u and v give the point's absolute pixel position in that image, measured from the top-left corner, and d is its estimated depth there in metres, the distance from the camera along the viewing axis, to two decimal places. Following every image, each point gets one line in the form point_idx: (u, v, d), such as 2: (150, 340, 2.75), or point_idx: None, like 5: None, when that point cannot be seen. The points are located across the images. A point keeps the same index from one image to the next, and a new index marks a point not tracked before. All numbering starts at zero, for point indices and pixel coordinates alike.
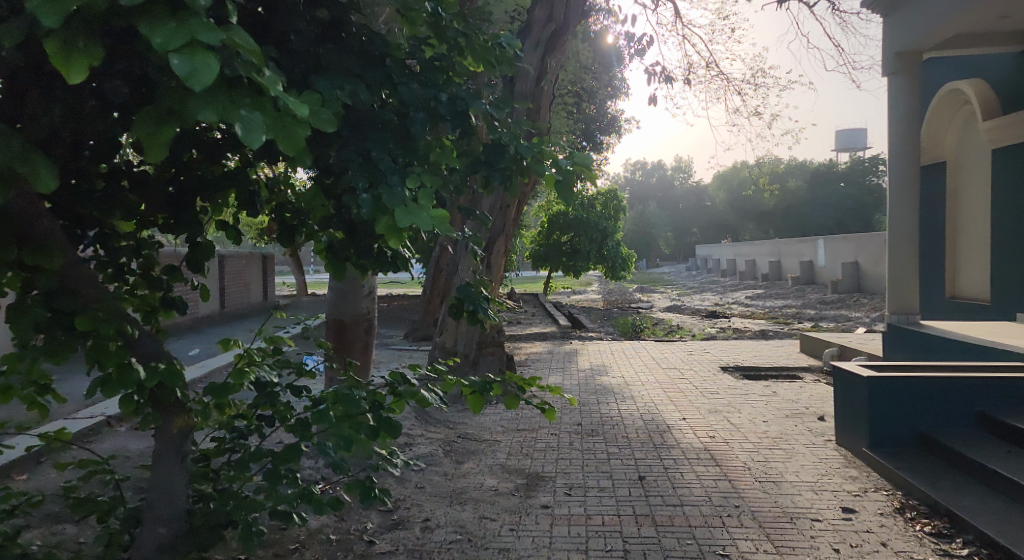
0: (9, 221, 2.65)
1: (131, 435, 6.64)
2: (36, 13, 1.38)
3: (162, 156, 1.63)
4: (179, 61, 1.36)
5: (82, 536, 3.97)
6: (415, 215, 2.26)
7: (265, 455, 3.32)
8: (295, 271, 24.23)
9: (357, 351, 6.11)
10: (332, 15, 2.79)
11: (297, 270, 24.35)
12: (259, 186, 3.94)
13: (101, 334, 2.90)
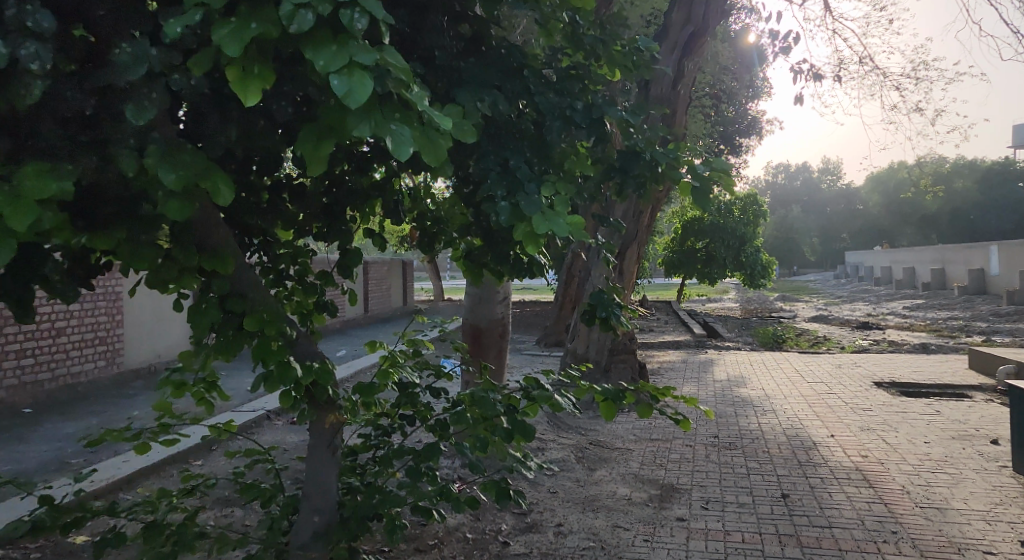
0: (189, 231, 2.90)
1: (288, 428, 7.14)
2: (220, 43, 1.46)
3: (322, 171, 1.73)
4: (339, 81, 1.44)
5: (248, 519, 4.31)
6: (552, 221, 2.27)
7: (406, 453, 3.47)
8: (432, 277, 25.14)
9: (491, 355, 6.25)
10: (473, 29, 2.85)
11: (434, 276, 25.23)
12: (403, 196, 4.12)
13: (265, 333, 3.16)
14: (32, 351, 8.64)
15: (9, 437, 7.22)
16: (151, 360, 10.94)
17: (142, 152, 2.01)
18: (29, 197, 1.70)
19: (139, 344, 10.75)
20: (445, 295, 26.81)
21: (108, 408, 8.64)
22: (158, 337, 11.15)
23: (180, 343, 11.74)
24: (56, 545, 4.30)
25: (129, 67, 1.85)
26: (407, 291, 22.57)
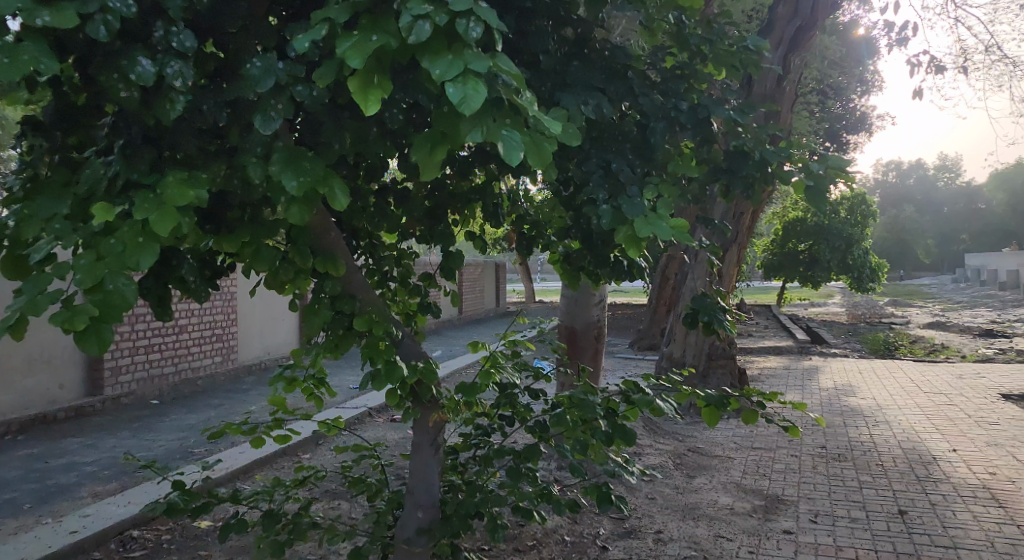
0: (304, 234, 3.04)
1: (389, 425, 7.35)
2: (344, 56, 1.51)
3: (434, 176, 1.78)
4: (454, 89, 1.47)
5: (354, 512, 4.47)
6: (655, 225, 2.23)
7: (507, 453, 3.50)
8: (525, 279, 25.31)
9: (587, 358, 6.23)
10: (576, 32, 2.84)
11: (528, 278, 25.40)
12: (502, 199, 4.17)
13: (373, 334, 3.27)
14: (159, 347, 9.29)
15: (139, 426, 7.79)
16: (261, 356, 11.53)
17: (268, 160, 2.12)
18: (172, 204, 1.84)
19: (251, 340, 11.37)
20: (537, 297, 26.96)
21: (225, 401, 9.17)
22: (269, 335, 11.76)
23: (288, 341, 12.31)
24: (184, 528, 4.61)
25: (260, 79, 1.93)
26: (500, 293, 22.83)
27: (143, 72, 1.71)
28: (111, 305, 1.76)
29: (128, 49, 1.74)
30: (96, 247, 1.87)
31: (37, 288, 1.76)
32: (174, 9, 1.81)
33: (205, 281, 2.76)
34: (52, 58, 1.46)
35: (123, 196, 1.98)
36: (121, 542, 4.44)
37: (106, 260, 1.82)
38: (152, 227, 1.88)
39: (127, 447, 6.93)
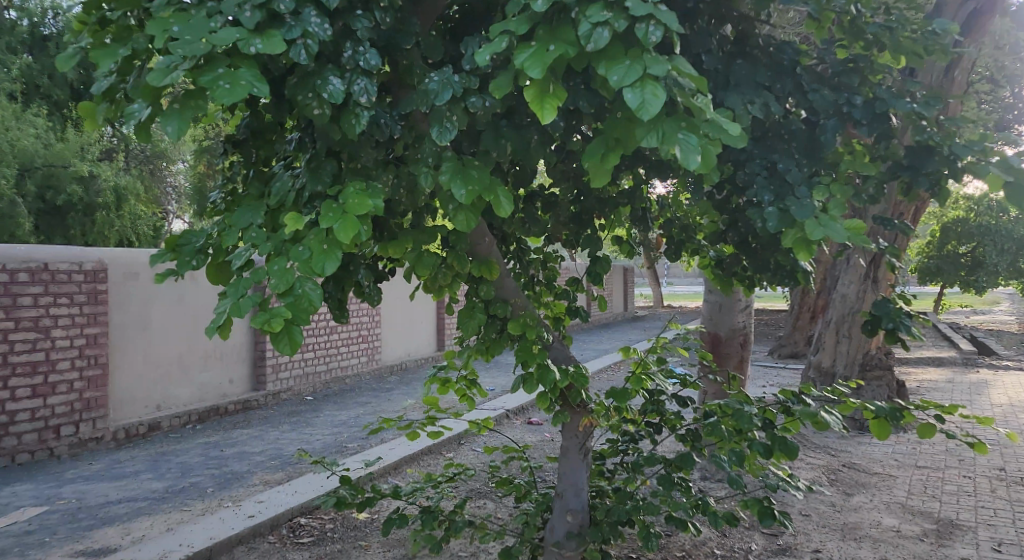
0: (462, 239, 3.14)
1: (527, 427, 7.45)
2: (523, 67, 1.53)
3: (603, 182, 1.79)
4: (632, 95, 1.47)
5: (500, 511, 4.56)
6: (828, 227, 2.12)
7: (658, 461, 3.43)
8: (653, 284, 24.83)
9: (732, 365, 6.01)
10: (740, 29, 2.75)
11: (655, 282, 24.90)
12: (651, 203, 4.11)
13: (526, 337, 3.33)
14: (312, 346, 9.92)
15: (298, 421, 8.33)
16: (402, 357, 12.05)
17: (439, 169, 2.21)
18: (354, 213, 2.00)
19: (393, 341, 11.89)
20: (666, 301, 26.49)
21: (373, 399, 9.64)
22: (410, 336, 12.27)
23: (427, 343, 12.79)
24: (344, 519, 4.89)
25: (436, 93, 2.01)
26: (627, 296, 22.55)
27: (334, 89, 1.82)
28: (298, 307, 1.95)
29: (322, 68, 1.87)
30: (288, 254, 2.08)
31: (239, 292, 2.02)
32: (362, 30, 1.93)
33: (378, 285, 2.89)
34: (261, 80, 1.59)
35: (309, 206, 2.18)
36: (291, 528, 4.77)
37: (295, 266, 2.02)
38: (335, 234, 2.05)
39: (289, 439, 7.44)
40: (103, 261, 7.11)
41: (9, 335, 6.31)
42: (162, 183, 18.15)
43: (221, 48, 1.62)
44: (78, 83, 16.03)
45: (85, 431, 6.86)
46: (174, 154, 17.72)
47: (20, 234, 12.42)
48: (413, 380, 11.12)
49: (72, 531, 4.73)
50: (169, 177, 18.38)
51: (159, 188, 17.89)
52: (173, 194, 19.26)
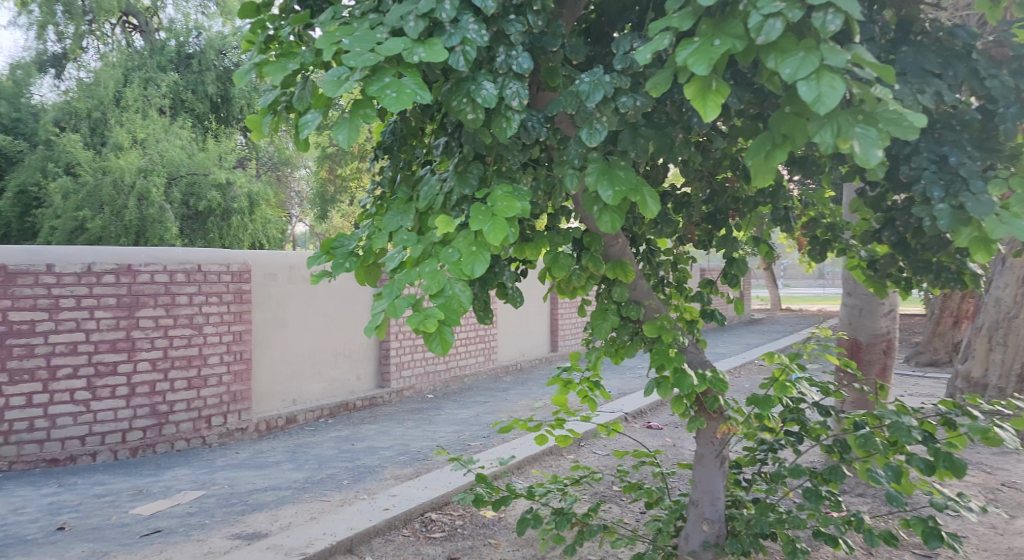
0: (595, 240, 3.10)
1: (646, 431, 7.32)
2: (687, 64, 1.48)
3: (768, 180, 1.80)
4: (807, 88, 1.43)
5: (628, 516, 4.49)
6: (1014, 224, 1.94)
7: (804, 473, 3.27)
8: (772, 285, 23.84)
9: (874, 374, 5.63)
10: (903, 14, 2.56)
11: (775, 284, 23.89)
12: (793, 202, 3.90)
13: (661, 340, 3.23)
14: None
15: (423, 418, 8.58)
16: (517, 358, 12.19)
17: (584, 170, 2.22)
18: (503, 217, 2.11)
19: (509, 342, 12.03)
20: (783, 304, 25.41)
21: (491, 398, 9.80)
22: (523, 337, 12.39)
23: (540, 344, 12.88)
24: (472, 517, 4.99)
25: (587, 94, 2.00)
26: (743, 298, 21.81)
27: (488, 94, 1.87)
28: (449, 308, 2.08)
29: (475, 74, 1.93)
30: (438, 256, 2.22)
31: (394, 293, 2.17)
32: (515, 34, 1.97)
33: (520, 286, 2.89)
34: (424, 87, 1.68)
35: (458, 210, 2.32)
36: (423, 522, 4.91)
37: (445, 268, 2.17)
38: (482, 236, 2.17)
39: (415, 436, 7.66)
40: (247, 263, 7.59)
41: (169, 331, 6.84)
42: (287, 187, 20.52)
43: (386, 58, 1.72)
44: (217, 96, 17.39)
45: (232, 421, 7.34)
46: (299, 162, 19.82)
47: (168, 238, 14.05)
48: (529, 381, 11.18)
49: (227, 515, 5.07)
50: (294, 183, 20.88)
51: (284, 192, 20.53)
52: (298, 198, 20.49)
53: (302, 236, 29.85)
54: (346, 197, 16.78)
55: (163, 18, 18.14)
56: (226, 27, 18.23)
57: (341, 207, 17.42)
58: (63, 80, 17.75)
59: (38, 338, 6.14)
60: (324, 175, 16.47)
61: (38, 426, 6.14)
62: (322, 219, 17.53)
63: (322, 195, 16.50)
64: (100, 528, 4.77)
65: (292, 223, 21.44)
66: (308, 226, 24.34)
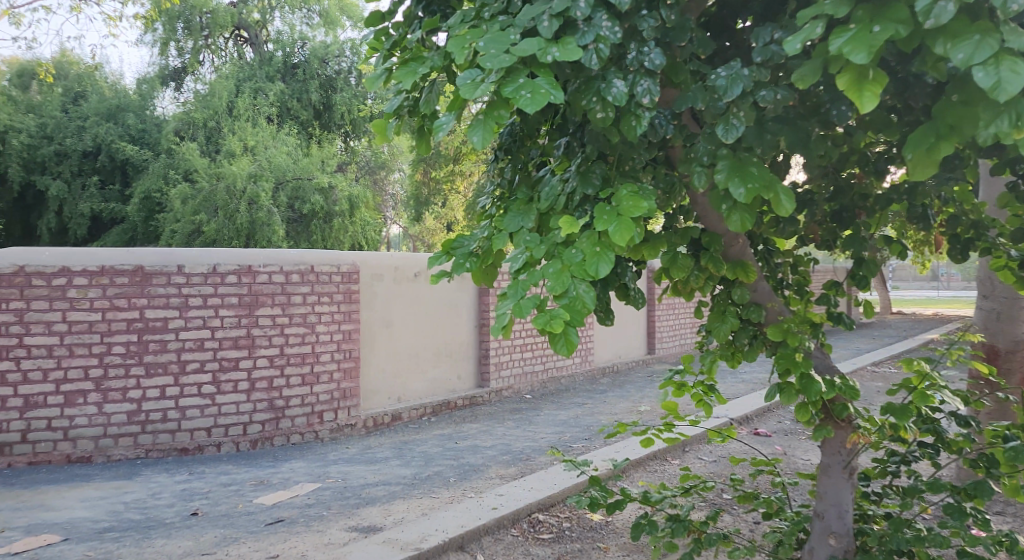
0: (716, 239, 2.99)
1: (751, 438, 7.08)
2: (845, 54, 1.43)
3: (929, 175, 1.75)
4: (985, 74, 1.39)
5: (743, 525, 4.33)
6: None
7: (944, 488, 3.06)
8: (879, 286, 22.56)
9: (1014, 383, 5.21)
10: None
11: (883, 286, 22.65)
12: (931, 201, 3.64)
13: (786, 344, 3.08)
14: (532, 347, 10.21)
15: (523, 418, 8.61)
16: (614, 360, 12.07)
17: (714, 167, 2.15)
18: (630, 216, 2.07)
19: (606, 343, 11.92)
20: (891, 308, 24.07)
21: (590, 400, 9.73)
22: (620, 339, 12.26)
23: (636, 346, 12.71)
24: (580, 520, 4.96)
25: (725, 88, 1.95)
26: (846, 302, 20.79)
27: (618, 93, 1.85)
28: (574, 308, 2.07)
29: (605, 71, 1.92)
30: (561, 257, 2.22)
31: (519, 293, 2.21)
32: (648, 30, 1.95)
33: (641, 288, 2.84)
34: (557, 87, 1.70)
35: (580, 210, 2.31)
36: (531, 523, 4.92)
37: (569, 269, 2.15)
38: (607, 237, 2.14)
39: (516, 436, 7.71)
40: (355, 264, 7.82)
41: (285, 330, 7.14)
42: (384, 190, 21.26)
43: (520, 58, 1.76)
44: (319, 104, 18.31)
45: (342, 417, 7.59)
46: (395, 164, 20.51)
47: (275, 240, 14.96)
48: (627, 383, 11.04)
49: (343, 507, 5.25)
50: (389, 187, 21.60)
51: (381, 195, 21.24)
52: (393, 201, 21.16)
53: (395, 237, 30.79)
54: (440, 199, 17.12)
55: (271, 31, 19.20)
56: (328, 37, 19.09)
57: (436, 208, 17.80)
58: (181, 91, 19.34)
59: (170, 334, 6.56)
60: (419, 178, 16.81)
61: (171, 417, 6.57)
62: (417, 220, 17.97)
63: (416, 197, 16.87)
64: (229, 515, 5.04)
65: (388, 225, 22.13)
66: (402, 228, 25.04)
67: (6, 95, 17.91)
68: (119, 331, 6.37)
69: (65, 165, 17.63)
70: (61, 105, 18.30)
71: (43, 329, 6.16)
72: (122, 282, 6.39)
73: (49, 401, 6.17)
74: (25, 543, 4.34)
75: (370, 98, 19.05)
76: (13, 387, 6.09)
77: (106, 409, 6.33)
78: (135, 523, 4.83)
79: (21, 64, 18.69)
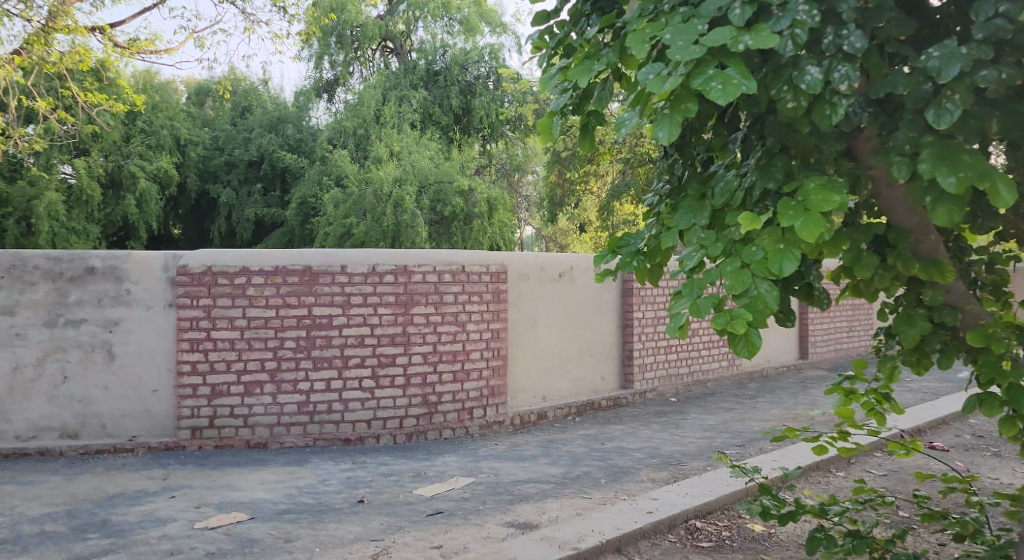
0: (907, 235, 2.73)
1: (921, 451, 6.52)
2: None
3: None
4: None
5: (928, 545, 3.98)
6: None
7: None
8: None
9: None
10: None
11: None
12: None
13: (991, 351, 2.75)
14: (676, 348, 9.97)
15: (670, 421, 8.40)
16: (763, 364, 11.54)
17: (917, 157, 1.98)
18: (819, 211, 1.94)
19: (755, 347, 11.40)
20: None
21: (740, 405, 9.34)
22: (769, 343, 11.70)
23: (787, 350, 12.08)
24: (741, 530, 4.77)
25: (939, 69, 1.80)
26: None
27: (812, 80, 1.78)
28: (756, 308, 1.97)
29: (797, 59, 1.85)
30: (739, 255, 2.13)
31: (695, 292, 2.13)
32: (847, 12, 1.85)
33: (826, 287, 2.69)
34: (749, 76, 1.65)
35: (760, 206, 2.21)
36: (688, 529, 4.77)
37: (750, 267, 2.05)
38: (792, 234, 2.02)
39: (663, 439, 7.53)
40: (504, 263, 7.94)
41: (438, 328, 7.37)
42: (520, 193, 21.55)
43: (709, 50, 1.73)
44: (459, 109, 18.87)
45: (491, 414, 7.75)
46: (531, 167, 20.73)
47: (419, 241, 15.48)
48: (778, 389, 10.51)
49: (498, 503, 5.35)
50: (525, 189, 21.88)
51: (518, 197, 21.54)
52: (530, 203, 21.38)
53: (528, 240, 31.12)
54: (574, 200, 17.07)
55: (414, 40, 19.95)
56: (467, 44, 19.57)
57: (571, 208, 17.76)
58: (334, 102, 20.57)
59: (335, 330, 6.96)
60: (553, 180, 16.78)
61: (335, 409, 6.97)
62: (551, 221, 17.98)
63: (551, 199, 16.86)
64: (392, 504, 5.27)
65: (523, 227, 22.41)
66: (537, 230, 25.27)
67: (186, 112, 19.79)
68: (290, 327, 6.84)
69: (233, 173, 19.45)
70: (231, 119, 20.17)
71: (226, 325, 6.73)
72: (292, 281, 6.85)
73: (231, 390, 6.73)
74: (218, 519, 4.75)
75: (508, 101, 19.33)
76: (202, 376, 6.69)
77: (279, 399, 6.82)
78: (309, 506, 5.16)
79: (198, 83, 20.86)
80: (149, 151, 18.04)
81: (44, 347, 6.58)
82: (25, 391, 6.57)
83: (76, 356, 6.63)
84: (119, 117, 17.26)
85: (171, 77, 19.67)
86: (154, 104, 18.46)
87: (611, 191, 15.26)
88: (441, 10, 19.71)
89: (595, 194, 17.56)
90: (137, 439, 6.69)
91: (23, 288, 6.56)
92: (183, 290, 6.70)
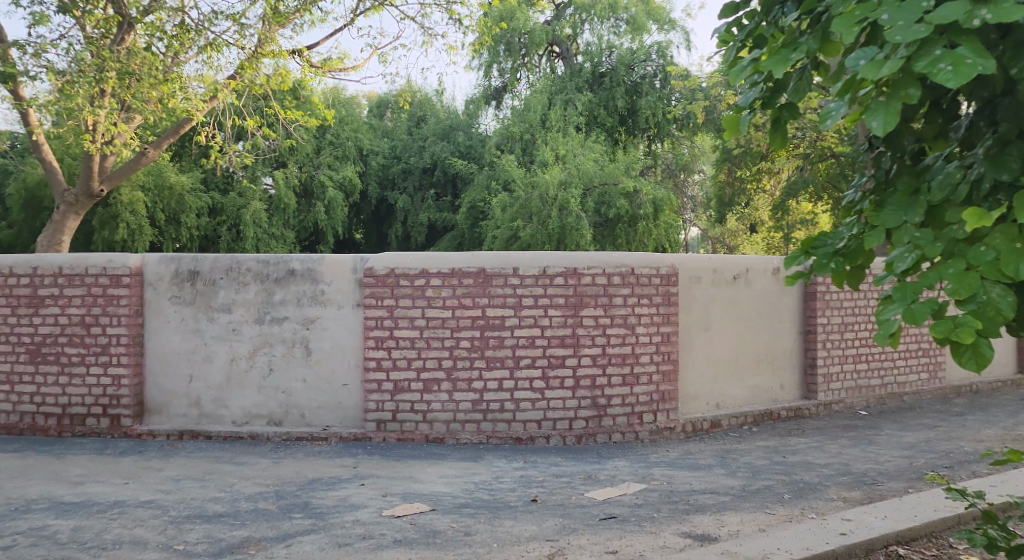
0: None
1: None
2: None
3: None
4: None
5: None
6: None
7: None
8: None
9: None
10: None
11: None
12: None
13: None
14: (867, 357, 9.20)
15: (860, 436, 7.78)
16: (970, 378, 10.37)
17: None
18: None
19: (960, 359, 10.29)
20: None
21: (943, 422, 8.47)
22: None
23: (1000, 363, 10.78)
24: None
25: None
26: None
27: None
28: (986, 316, 1.74)
29: None
30: (964, 255, 1.90)
31: (908, 297, 1.92)
32: None
33: None
34: (986, 55, 1.47)
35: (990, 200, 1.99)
36: (888, 556, 4.38)
37: (977, 269, 1.83)
38: None
39: (854, 455, 6.99)
40: (675, 266, 7.73)
41: (607, 330, 7.31)
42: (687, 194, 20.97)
43: (935, 29, 1.57)
44: (625, 109, 18.69)
45: (661, 420, 7.59)
46: None
47: (583, 243, 15.47)
48: (990, 406, 9.40)
49: (673, 512, 5.20)
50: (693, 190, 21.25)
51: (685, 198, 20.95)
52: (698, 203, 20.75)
53: (693, 240, 30.20)
54: (744, 199, 16.37)
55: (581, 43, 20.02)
56: (634, 44, 19.34)
57: (741, 207, 17.01)
58: (502, 109, 21.10)
59: (507, 331, 7.10)
60: (723, 178, 16.16)
61: (507, 408, 7.11)
62: (720, 222, 17.33)
63: (720, 198, 16.34)
64: (566, 506, 5.29)
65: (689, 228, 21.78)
66: (704, 231, 24.47)
67: (368, 124, 21.19)
68: (465, 327, 7.07)
69: (410, 180, 20.53)
70: (408, 129, 21.35)
71: (407, 324, 7.09)
72: (467, 283, 7.08)
73: (411, 386, 7.08)
74: (404, 508, 5.00)
75: (676, 99, 18.84)
76: (386, 372, 7.10)
77: (455, 396, 7.07)
78: (486, 502, 5.30)
79: (379, 97, 22.24)
80: (337, 162, 19.50)
81: (254, 342, 7.27)
82: (239, 381, 7.29)
83: (280, 350, 7.27)
84: (312, 131, 18.80)
85: (355, 93, 21.12)
86: (342, 118, 19.90)
87: (787, 190, 14.43)
88: (608, 12, 19.61)
89: (768, 192, 16.69)
90: (331, 429, 7.21)
91: (237, 288, 7.28)
92: (369, 291, 7.13)
